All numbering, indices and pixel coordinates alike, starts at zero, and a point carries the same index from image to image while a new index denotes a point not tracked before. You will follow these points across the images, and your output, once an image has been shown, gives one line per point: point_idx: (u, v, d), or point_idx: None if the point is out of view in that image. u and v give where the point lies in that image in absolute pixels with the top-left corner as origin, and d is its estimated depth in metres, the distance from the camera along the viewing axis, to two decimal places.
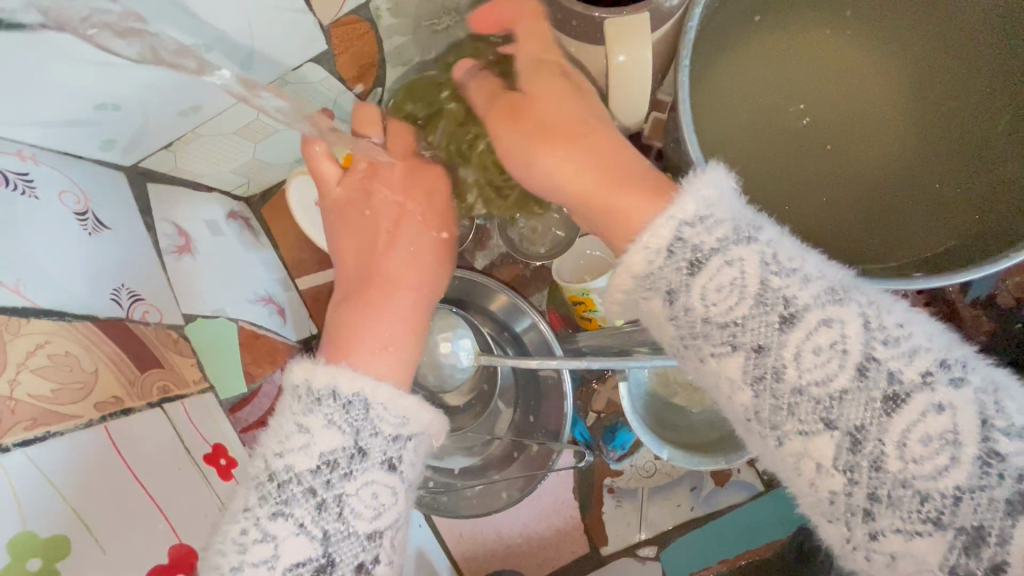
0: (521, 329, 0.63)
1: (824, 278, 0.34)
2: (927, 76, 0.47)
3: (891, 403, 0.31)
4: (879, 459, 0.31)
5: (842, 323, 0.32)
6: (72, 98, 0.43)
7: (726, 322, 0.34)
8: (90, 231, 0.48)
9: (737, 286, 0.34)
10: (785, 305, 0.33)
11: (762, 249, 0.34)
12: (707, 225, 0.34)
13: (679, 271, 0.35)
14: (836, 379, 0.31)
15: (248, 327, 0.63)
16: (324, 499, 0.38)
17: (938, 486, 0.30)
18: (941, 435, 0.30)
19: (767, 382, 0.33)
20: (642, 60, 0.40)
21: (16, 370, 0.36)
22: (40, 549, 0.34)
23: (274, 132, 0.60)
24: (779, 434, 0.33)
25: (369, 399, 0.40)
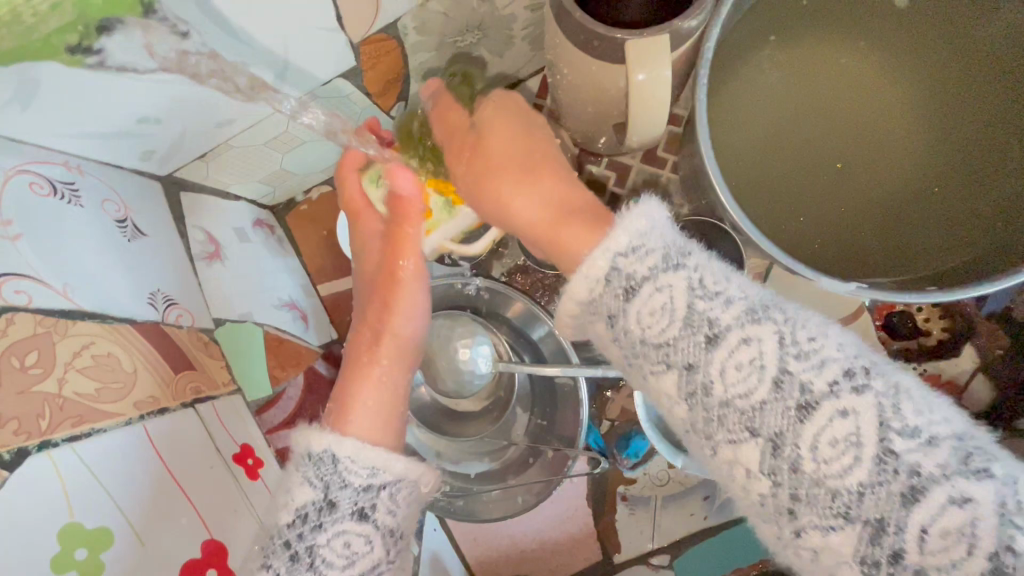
0: (537, 336, 0.64)
1: (745, 299, 0.36)
2: (940, 90, 0.48)
3: (804, 411, 0.33)
4: (796, 462, 0.33)
5: (760, 341, 0.34)
6: (116, 112, 0.45)
7: (660, 343, 0.37)
8: (129, 238, 0.51)
9: (668, 310, 0.37)
10: (709, 325, 0.36)
11: (690, 274, 0.37)
12: (638, 256, 0.38)
13: (616, 297, 0.39)
14: (756, 392, 0.34)
15: (273, 331, 0.65)
16: (296, 550, 0.39)
17: (844, 482, 0.32)
18: (845, 437, 0.32)
19: (699, 398, 0.36)
20: (663, 77, 0.41)
21: (64, 370, 0.38)
22: (86, 538, 0.36)
23: (301, 142, 0.62)
24: (713, 443, 0.36)
25: (336, 454, 0.43)
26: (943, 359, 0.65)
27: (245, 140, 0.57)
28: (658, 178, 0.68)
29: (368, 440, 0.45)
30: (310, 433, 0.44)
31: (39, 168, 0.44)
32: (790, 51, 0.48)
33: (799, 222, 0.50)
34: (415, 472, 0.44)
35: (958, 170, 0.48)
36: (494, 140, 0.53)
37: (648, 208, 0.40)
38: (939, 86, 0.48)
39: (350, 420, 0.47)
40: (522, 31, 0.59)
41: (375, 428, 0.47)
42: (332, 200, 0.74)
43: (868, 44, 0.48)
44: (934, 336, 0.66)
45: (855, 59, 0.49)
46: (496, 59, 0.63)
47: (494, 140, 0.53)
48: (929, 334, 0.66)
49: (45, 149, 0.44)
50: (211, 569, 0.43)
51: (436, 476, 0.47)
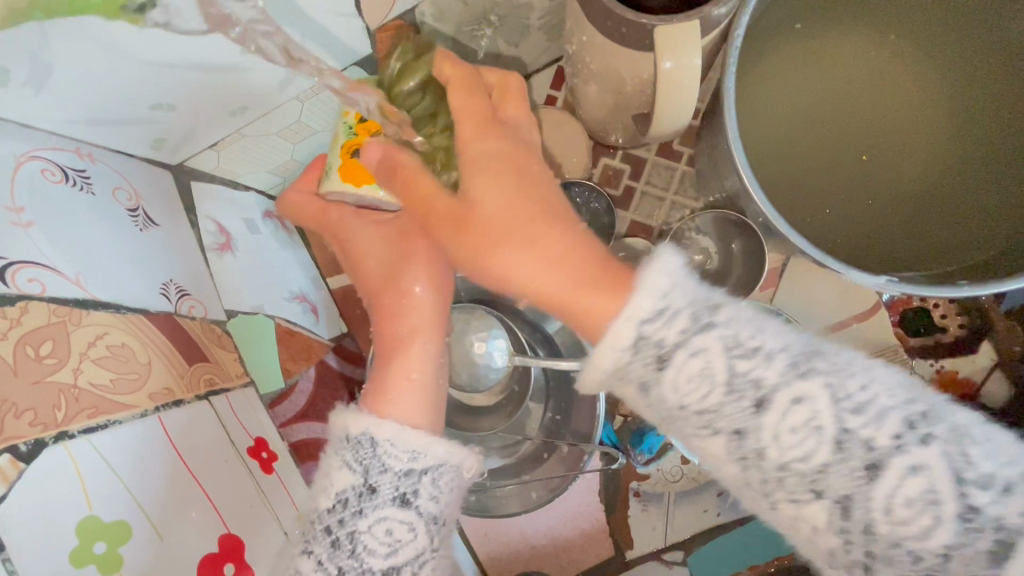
0: (552, 330, 0.64)
1: (785, 348, 0.37)
2: (965, 85, 0.47)
3: (872, 471, 0.34)
4: (870, 525, 0.35)
5: (812, 399, 0.35)
6: (129, 97, 0.44)
7: (703, 411, 0.37)
8: (141, 227, 0.50)
9: (706, 375, 0.36)
10: (755, 388, 0.36)
11: (723, 331, 0.36)
12: (665, 319, 0.36)
13: (647, 365, 0.37)
14: (815, 454, 0.35)
15: (284, 324, 0.64)
16: (338, 536, 0.40)
17: (928, 546, 0.34)
18: (921, 497, 0.34)
19: (751, 461, 0.37)
20: (690, 65, 0.40)
21: (79, 360, 0.37)
22: (104, 531, 0.35)
23: (314, 132, 0.61)
24: (771, 498, 0.37)
25: (375, 438, 0.42)
26: (960, 356, 0.65)
27: (258, 130, 0.56)
28: (673, 171, 0.68)
29: (410, 423, 0.44)
30: (347, 416, 0.43)
31: (51, 154, 0.43)
32: (812, 43, 0.48)
33: (817, 215, 0.50)
34: (458, 456, 0.43)
35: (984, 161, 0.47)
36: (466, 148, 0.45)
37: (666, 260, 0.37)
38: (964, 75, 0.47)
39: (386, 399, 0.46)
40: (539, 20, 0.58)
41: (412, 404, 0.46)
42: None
43: (894, 37, 0.47)
44: (951, 333, 0.65)
45: (880, 53, 0.48)
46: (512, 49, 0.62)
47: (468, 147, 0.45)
48: (946, 330, 0.65)
49: (57, 135, 0.43)
50: (229, 563, 0.42)
51: (481, 459, 0.45)
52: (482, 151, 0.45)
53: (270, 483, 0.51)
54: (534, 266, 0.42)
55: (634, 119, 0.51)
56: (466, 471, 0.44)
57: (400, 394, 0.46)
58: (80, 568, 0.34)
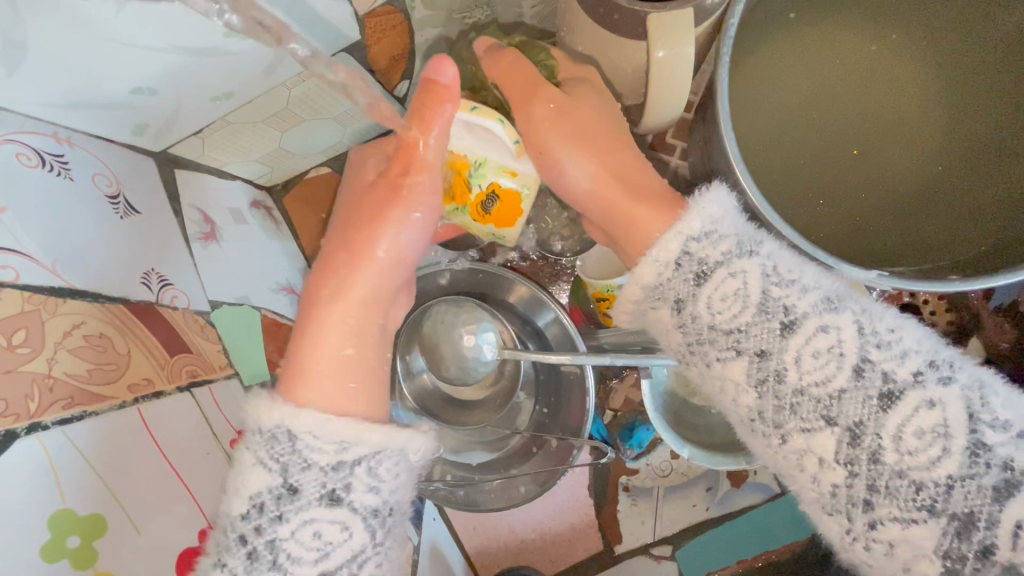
0: (543, 323, 0.63)
1: (820, 288, 0.40)
2: (966, 84, 0.46)
3: (886, 400, 0.36)
4: (876, 452, 0.36)
5: (838, 329, 0.38)
6: (108, 80, 0.43)
7: (732, 330, 0.40)
8: (121, 214, 0.49)
9: (740, 295, 0.40)
10: (785, 313, 0.39)
11: (764, 262, 0.40)
12: (711, 241, 0.41)
13: (687, 281, 0.41)
14: (835, 379, 0.37)
15: (270, 315, 0.64)
16: (256, 545, 0.38)
17: (931, 474, 0.35)
18: (932, 428, 0.35)
19: (769, 385, 0.39)
20: (683, 53, 0.40)
21: (53, 350, 0.36)
22: (79, 525, 0.34)
23: (302, 120, 0.60)
24: (784, 433, 0.39)
25: (292, 432, 0.38)
26: None
27: (245, 117, 0.55)
28: (665, 165, 0.67)
29: (334, 408, 0.41)
30: (258, 407, 0.39)
31: (27, 138, 0.42)
32: (807, 35, 0.47)
33: (812, 203, 0.49)
34: (397, 442, 0.40)
35: (971, 157, 0.46)
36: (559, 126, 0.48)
37: (721, 193, 0.42)
38: (957, 68, 0.46)
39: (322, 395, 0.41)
40: (531, 9, 0.58)
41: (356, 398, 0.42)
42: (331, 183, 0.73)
43: (896, 36, 0.47)
44: (939, 329, 0.65)
45: (880, 49, 0.48)
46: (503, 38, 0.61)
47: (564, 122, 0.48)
48: (933, 327, 0.65)
49: (31, 118, 0.42)
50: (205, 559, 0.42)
51: (430, 439, 0.43)
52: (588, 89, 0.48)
53: None
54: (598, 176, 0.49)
55: (627, 110, 0.51)
56: (410, 455, 0.41)
57: (323, 374, 0.42)
58: (52, 563, 0.33)
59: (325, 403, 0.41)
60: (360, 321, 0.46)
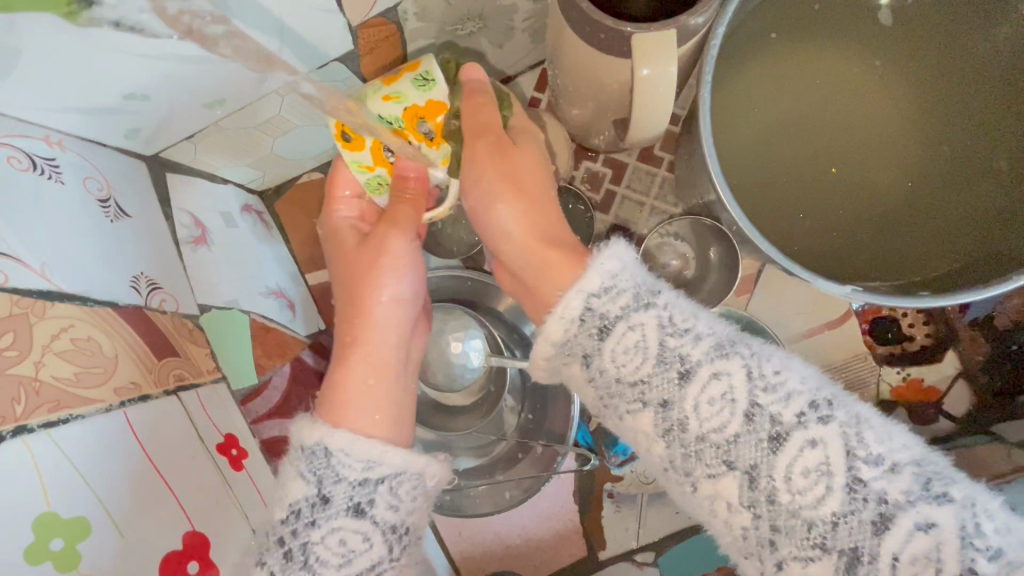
0: (529, 331, 0.64)
1: (713, 335, 0.39)
2: (942, 113, 0.48)
3: (775, 441, 0.35)
4: (772, 493, 0.35)
5: (730, 374, 0.37)
6: (102, 86, 0.43)
7: (636, 382, 0.39)
8: (112, 218, 0.49)
9: (640, 348, 0.39)
10: (681, 362, 0.38)
11: (660, 312, 0.39)
12: (611, 295, 0.40)
13: (591, 336, 0.40)
14: (729, 426, 0.36)
15: (260, 320, 0.63)
16: (290, 548, 0.39)
17: (819, 513, 0.34)
18: (815, 466, 0.35)
19: (675, 434, 0.38)
20: (668, 72, 0.41)
21: (41, 353, 0.37)
22: (62, 528, 0.34)
23: (294, 127, 0.61)
24: (694, 480, 0.38)
25: (328, 447, 0.41)
26: (927, 364, 0.67)
27: (237, 123, 0.56)
28: (653, 177, 0.68)
29: (365, 432, 0.43)
30: (302, 425, 0.42)
31: (18, 142, 0.42)
32: (788, 56, 0.49)
33: (795, 219, 0.51)
34: (416, 464, 0.43)
35: (944, 177, 0.48)
36: (478, 190, 0.50)
37: (617, 249, 0.41)
38: (930, 92, 0.48)
39: (345, 410, 0.44)
40: (522, 22, 0.59)
41: (383, 421, 0.45)
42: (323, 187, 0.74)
43: (880, 63, 0.49)
44: (917, 342, 0.67)
45: (858, 72, 0.49)
46: (495, 50, 0.62)
47: (481, 189, 0.50)
48: (912, 339, 0.67)
49: (23, 121, 0.43)
50: (191, 563, 0.41)
51: (442, 466, 0.45)
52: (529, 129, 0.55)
53: (239, 480, 0.50)
54: (535, 222, 0.49)
55: (614, 124, 0.52)
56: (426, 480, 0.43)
57: (354, 404, 0.45)
58: (37, 565, 0.33)
59: (346, 421, 0.43)
60: (387, 354, 0.49)
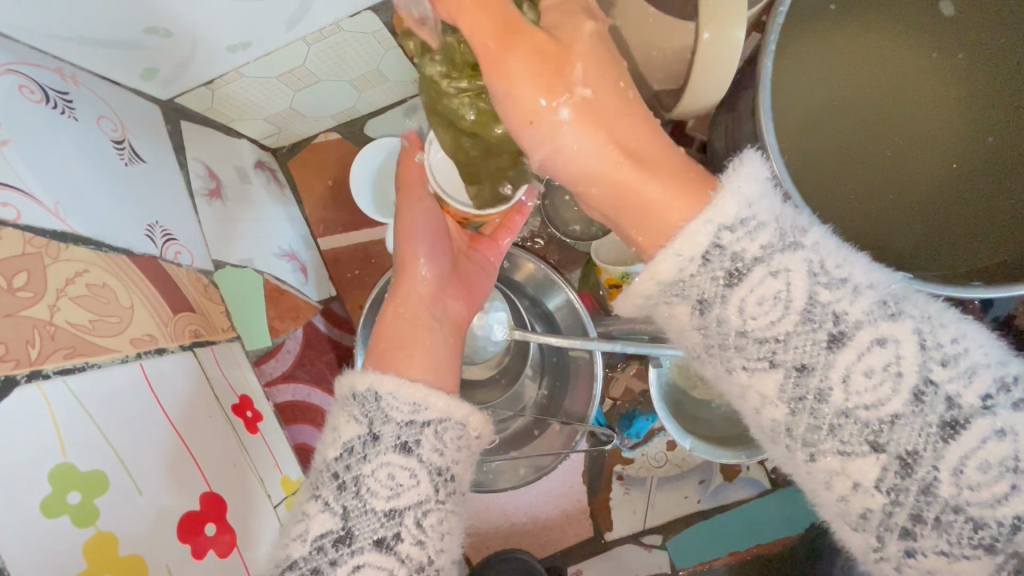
0: (553, 305, 0.62)
1: (873, 288, 0.32)
2: (984, 108, 0.47)
3: (948, 429, 0.30)
4: (931, 484, 0.30)
5: (896, 342, 0.31)
6: (123, 14, 0.40)
7: (765, 339, 0.33)
8: (126, 161, 0.46)
9: (781, 299, 0.32)
10: (834, 322, 0.31)
11: (808, 256, 0.32)
12: (748, 231, 0.33)
13: (715, 281, 0.33)
14: (889, 403, 0.31)
15: (274, 281, 0.61)
16: (344, 480, 0.37)
17: (996, 512, 0.30)
18: (1001, 461, 0.29)
19: (808, 403, 0.32)
20: (731, 38, 0.39)
21: (56, 296, 0.34)
22: (80, 481, 0.32)
23: (317, 80, 0.58)
24: (812, 451, 0.33)
25: (377, 390, 0.39)
26: None
27: (259, 71, 0.53)
28: None
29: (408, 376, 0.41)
30: (351, 373, 0.41)
31: (30, 71, 0.39)
32: (837, 32, 0.48)
33: (848, 199, 0.49)
34: (461, 410, 0.40)
35: (981, 172, 0.47)
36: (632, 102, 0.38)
37: (756, 167, 0.34)
38: (977, 83, 0.47)
39: (391, 359, 0.43)
40: None
41: (420, 362, 0.43)
42: (339, 150, 0.71)
43: (929, 47, 0.48)
44: None
45: (905, 54, 0.48)
46: None
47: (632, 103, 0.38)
48: None
49: (34, 49, 0.40)
50: (210, 523, 0.39)
51: (488, 419, 0.42)
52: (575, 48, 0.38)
53: (255, 444, 0.49)
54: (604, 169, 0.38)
55: (657, 96, 0.49)
56: (471, 429, 0.40)
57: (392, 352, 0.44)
58: (53, 518, 0.31)
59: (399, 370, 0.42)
60: (415, 311, 0.47)
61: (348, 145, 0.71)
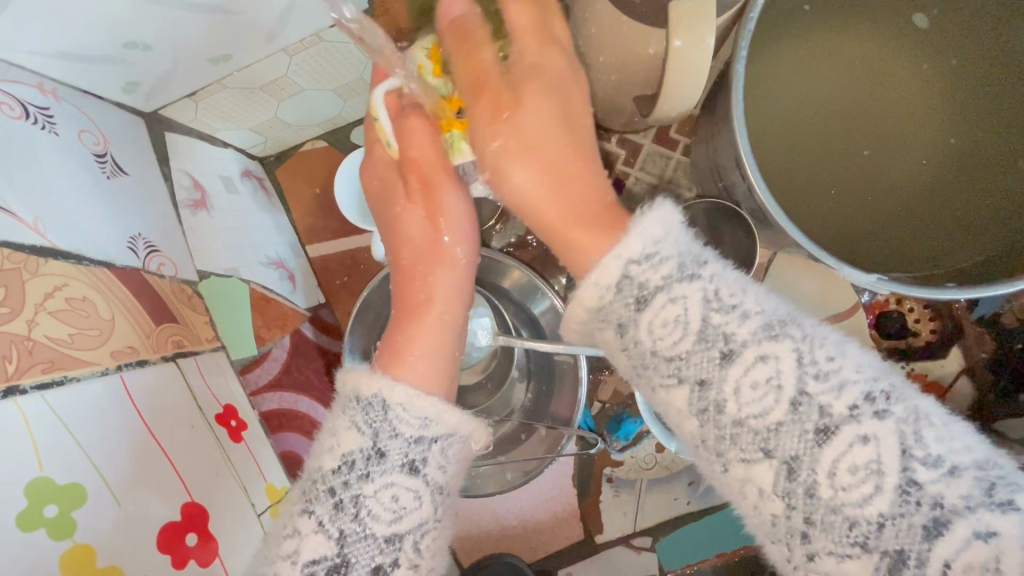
0: (538, 310, 0.62)
1: (761, 313, 0.34)
2: (966, 109, 0.47)
3: (822, 435, 0.31)
4: (812, 487, 0.31)
5: (778, 359, 0.32)
6: (99, 30, 0.41)
7: (672, 357, 0.34)
8: (108, 174, 0.46)
9: (680, 323, 0.34)
10: (724, 342, 0.33)
11: (705, 286, 0.34)
12: (651, 264, 0.35)
13: (627, 306, 0.35)
14: (771, 413, 0.32)
15: (259, 289, 0.61)
16: (340, 499, 0.37)
17: (864, 513, 0.30)
18: (866, 465, 0.30)
19: (710, 415, 0.34)
20: (703, 43, 0.39)
21: (34, 312, 0.34)
22: (57, 495, 0.32)
23: (300, 90, 0.58)
24: (724, 461, 0.34)
25: (386, 400, 0.38)
26: (928, 361, 0.65)
27: (241, 82, 0.53)
28: (668, 159, 0.66)
29: (424, 387, 0.40)
30: (359, 374, 0.39)
31: (10, 86, 0.39)
32: (815, 35, 0.48)
33: (820, 195, 0.50)
34: (468, 427, 0.39)
35: (959, 173, 0.47)
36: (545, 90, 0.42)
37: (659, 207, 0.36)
38: (958, 82, 0.47)
39: (405, 363, 0.41)
40: None
41: (432, 368, 0.41)
42: (326, 158, 0.71)
43: (909, 48, 0.47)
44: (922, 338, 0.65)
45: (885, 56, 0.48)
46: None
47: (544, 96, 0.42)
48: (917, 335, 0.65)
49: (14, 65, 0.40)
50: (191, 533, 0.40)
51: (490, 431, 0.42)
52: (547, 67, 0.43)
53: (237, 452, 0.49)
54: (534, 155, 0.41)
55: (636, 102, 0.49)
56: (474, 443, 0.41)
57: (414, 358, 0.41)
58: (30, 532, 0.31)
59: (416, 377, 0.40)
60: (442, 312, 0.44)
61: (334, 152, 0.71)
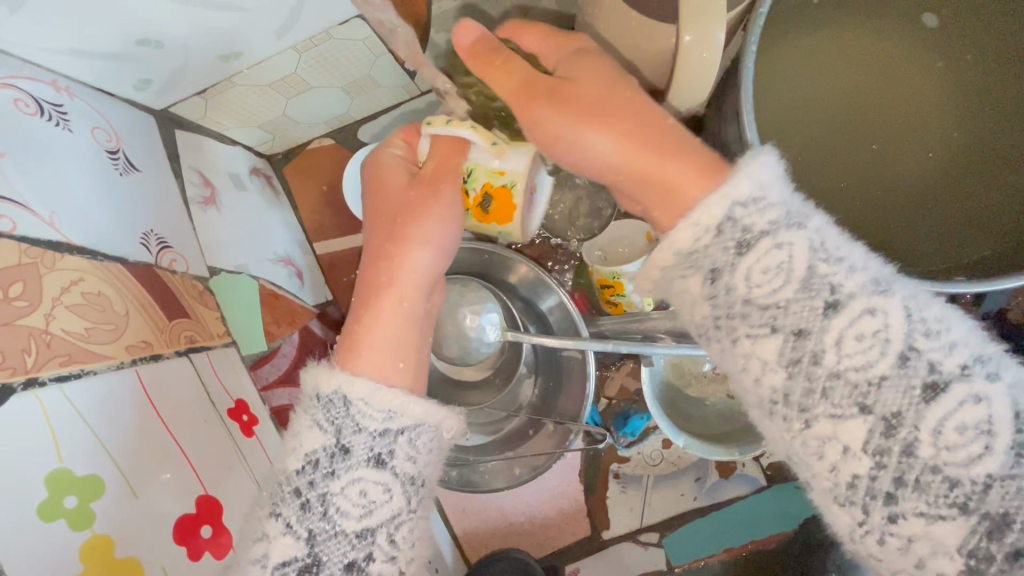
0: (546, 307, 0.62)
1: (867, 270, 0.34)
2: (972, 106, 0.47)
3: (930, 392, 0.31)
4: (911, 444, 0.31)
5: (885, 312, 0.33)
6: (112, 26, 0.41)
7: (769, 305, 0.34)
8: (121, 171, 0.46)
9: (783, 269, 0.34)
10: (830, 291, 0.33)
11: (812, 235, 0.34)
12: (759, 207, 0.35)
13: (726, 250, 0.35)
14: (876, 365, 0.32)
15: (269, 286, 0.62)
16: (307, 498, 0.37)
17: (968, 471, 0.31)
18: (975, 424, 0.31)
19: (803, 367, 0.33)
20: (713, 37, 0.39)
21: (52, 306, 0.35)
22: (77, 486, 0.33)
23: (308, 87, 0.58)
24: (794, 430, 0.34)
25: (348, 397, 0.38)
26: None
27: (251, 79, 0.53)
28: None
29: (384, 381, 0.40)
30: (319, 372, 0.39)
31: (25, 83, 0.40)
32: (820, 32, 0.48)
33: (831, 191, 0.50)
34: (435, 416, 0.40)
35: (965, 169, 0.48)
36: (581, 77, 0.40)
37: (764, 162, 0.35)
38: (963, 79, 0.47)
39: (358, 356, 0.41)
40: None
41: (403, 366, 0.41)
42: (333, 156, 0.72)
43: (913, 45, 0.48)
44: None
45: (891, 53, 0.48)
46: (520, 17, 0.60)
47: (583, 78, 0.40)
48: None
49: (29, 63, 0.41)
50: (205, 525, 0.40)
51: (463, 421, 0.42)
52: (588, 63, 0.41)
53: (249, 446, 0.49)
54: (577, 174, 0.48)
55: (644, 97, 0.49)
56: (445, 431, 0.41)
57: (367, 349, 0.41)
58: (49, 522, 0.31)
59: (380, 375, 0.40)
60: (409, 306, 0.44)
61: (341, 150, 0.72)
